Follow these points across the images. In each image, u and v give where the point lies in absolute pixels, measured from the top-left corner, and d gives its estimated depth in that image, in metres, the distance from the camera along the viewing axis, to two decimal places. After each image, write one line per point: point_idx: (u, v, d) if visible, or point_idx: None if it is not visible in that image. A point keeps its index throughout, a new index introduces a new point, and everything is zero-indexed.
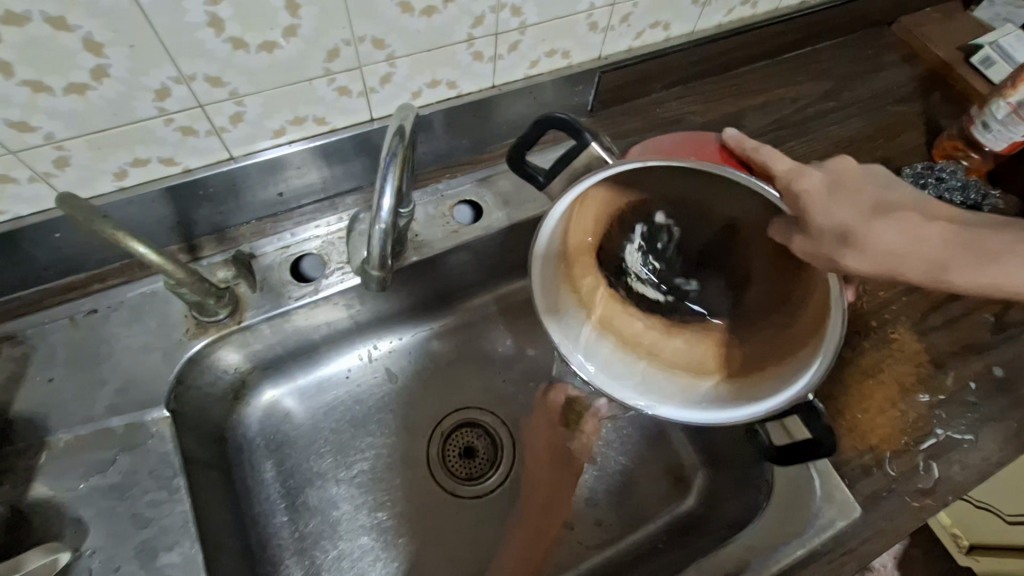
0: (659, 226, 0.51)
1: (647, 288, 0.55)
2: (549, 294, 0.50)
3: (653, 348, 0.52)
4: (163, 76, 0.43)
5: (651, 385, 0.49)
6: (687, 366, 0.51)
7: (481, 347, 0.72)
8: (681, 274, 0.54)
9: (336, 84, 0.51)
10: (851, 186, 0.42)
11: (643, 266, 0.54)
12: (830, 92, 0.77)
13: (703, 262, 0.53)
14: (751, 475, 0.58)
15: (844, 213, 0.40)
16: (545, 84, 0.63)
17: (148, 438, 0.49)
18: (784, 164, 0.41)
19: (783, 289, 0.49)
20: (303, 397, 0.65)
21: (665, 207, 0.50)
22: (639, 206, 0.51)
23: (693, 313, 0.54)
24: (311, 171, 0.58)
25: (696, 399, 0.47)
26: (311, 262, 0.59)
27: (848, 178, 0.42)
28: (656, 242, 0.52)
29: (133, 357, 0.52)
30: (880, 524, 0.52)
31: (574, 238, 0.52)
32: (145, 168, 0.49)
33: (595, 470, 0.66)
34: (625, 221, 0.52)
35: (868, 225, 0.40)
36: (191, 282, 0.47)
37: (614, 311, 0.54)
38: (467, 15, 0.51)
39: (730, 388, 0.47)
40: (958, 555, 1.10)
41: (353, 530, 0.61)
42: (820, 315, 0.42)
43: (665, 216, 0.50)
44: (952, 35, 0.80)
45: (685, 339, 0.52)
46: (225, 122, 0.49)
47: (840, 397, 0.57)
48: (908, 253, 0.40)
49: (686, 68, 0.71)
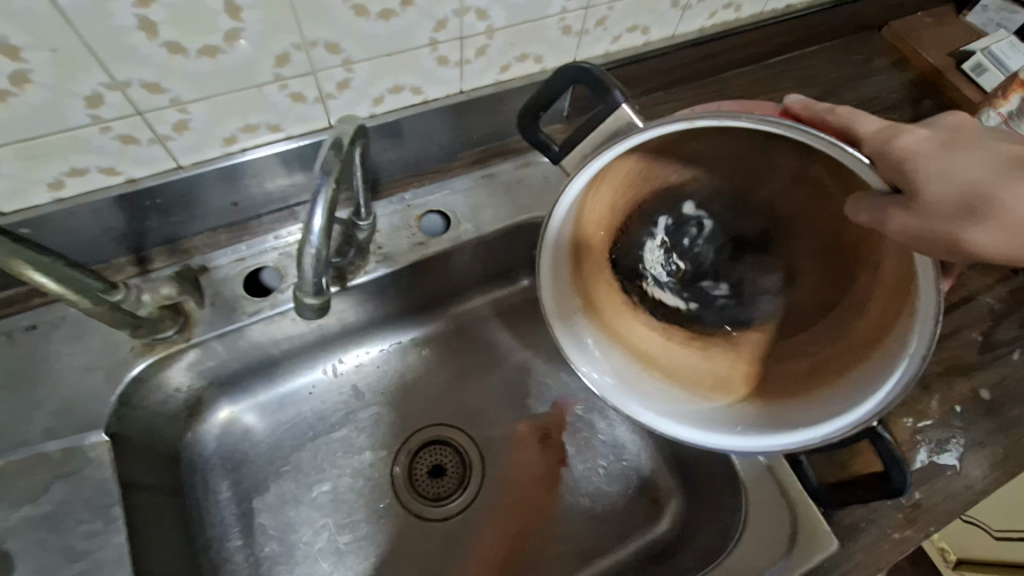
0: (689, 217, 0.52)
1: (668, 295, 0.54)
2: (565, 311, 0.47)
3: (668, 362, 0.49)
4: (93, 82, 0.40)
5: (671, 399, 0.46)
6: (710, 381, 0.48)
7: (484, 353, 0.70)
8: (705, 276, 0.54)
9: (289, 90, 0.48)
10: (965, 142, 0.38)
11: (664, 267, 0.54)
12: (817, 99, 0.74)
13: (733, 258, 0.53)
14: (727, 506, 0.56)
15: (967, 172, 0.36)
16: (516, 89, 0.60)
17: (86, 464, 0.46)
18: (871, 123, 0.40)
19: (830, 281, 0.48)
20: (262, 413, 0.63)
21: (696, 197, 0.52)
22: (670, 195, 0.51)
23: (723, 321, 0.52)
24: (269, 179, 0.55)
25: (730, 420, 0.43)
26: (267, 274, 0.56)
27: (967, 136, 0.39)
28: (683, 237, 0.53)
29: (74, 376, 0.49)
30: (857, 557, 0.49)
31: (590, 228, 0.49)
32: (83, 178, 0.46)
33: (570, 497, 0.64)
34: (652, 212, 0.52)
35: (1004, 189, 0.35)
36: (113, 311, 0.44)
37: (626, 320, 0.51)
38: (428, 19, 0.48)
39: (764, 408, 0.44)
40: None
41: (311, 555, 0.58)
42: (891, 308, 0.40)
43: (695, 207, 0.52)
44: (944, 41, 0.77)
45: (704, 354, 0.50)
46: (169, 130, 0.46)
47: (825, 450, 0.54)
48: None
49: (668, 73, 0.68)
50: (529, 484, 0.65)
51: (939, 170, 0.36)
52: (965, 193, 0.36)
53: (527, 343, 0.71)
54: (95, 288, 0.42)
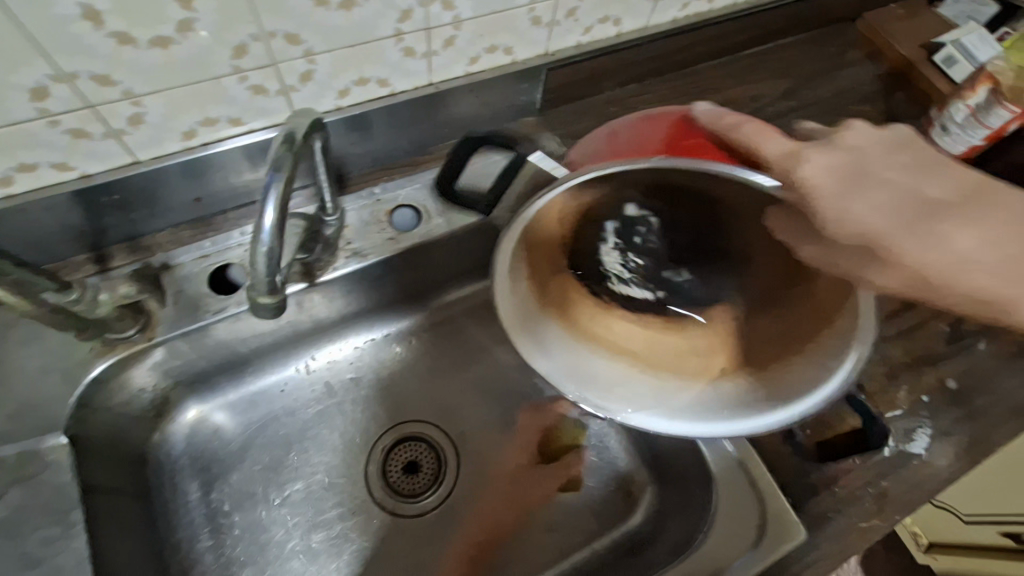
0: (634, 217, 0.46)
1: (634, 289, 0.49)
2: (533, 327, 0.49)
3: (645, 350, 0.50)
4: (38, 74, 0.38)
5: (649, 392, 0.48)
6: (687, 363, 0.48)
7: (464, 348, 0.69)
8: (668, 268, 0.48)
9: (248, 82, 0.47)
10: (871, 176, 0.40)
11: (624, 265, 0.48)
12: (791, 91, 0.74)
13: (692, 245, 0.47)
14: (700, 499, 0.56)
15: (873, 217, 0.39)
16: (486, 81, 0.59)
17: (44, 468, 0.45)
18: (774, 144, 0.39)
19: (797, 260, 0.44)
20: (232, 412, 0.62)
21: (638, 195, 0.45)
22: (610, 199, 0.45)
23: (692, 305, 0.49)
24: (233, 174, 0.54)
25: (705, 408, 0.46)
26: (234, 271, 0.55)
27: (868, 160, 0.41)
28: (634, 237, 0.47)
29: (31, 378, 0.48)
30: (825, 546, 0.50)
31: (546, 244, 0.49)
32: (34, 174, 0.45)
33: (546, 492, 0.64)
34: (597, 217, 0.46)
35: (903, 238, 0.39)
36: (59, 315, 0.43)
37: (598, 314, 0.50)
38: (391, 9, 0.47)
39: (736, 390, 0.46)
40: (917, 553, 1.09)
41: (283, 554, 0.58)
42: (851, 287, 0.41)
43: (639, 206, 0.45)
44: (917, 33, 0.77)
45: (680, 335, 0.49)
46: (123, 124, 0.45)
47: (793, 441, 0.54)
48: (956, 277, 0.39)
49: (641, 65, 0.68)
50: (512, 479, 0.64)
51: (846, 211, 0.39)
52: (871, 238, 0.39)
53: (502, 337, 0.70)
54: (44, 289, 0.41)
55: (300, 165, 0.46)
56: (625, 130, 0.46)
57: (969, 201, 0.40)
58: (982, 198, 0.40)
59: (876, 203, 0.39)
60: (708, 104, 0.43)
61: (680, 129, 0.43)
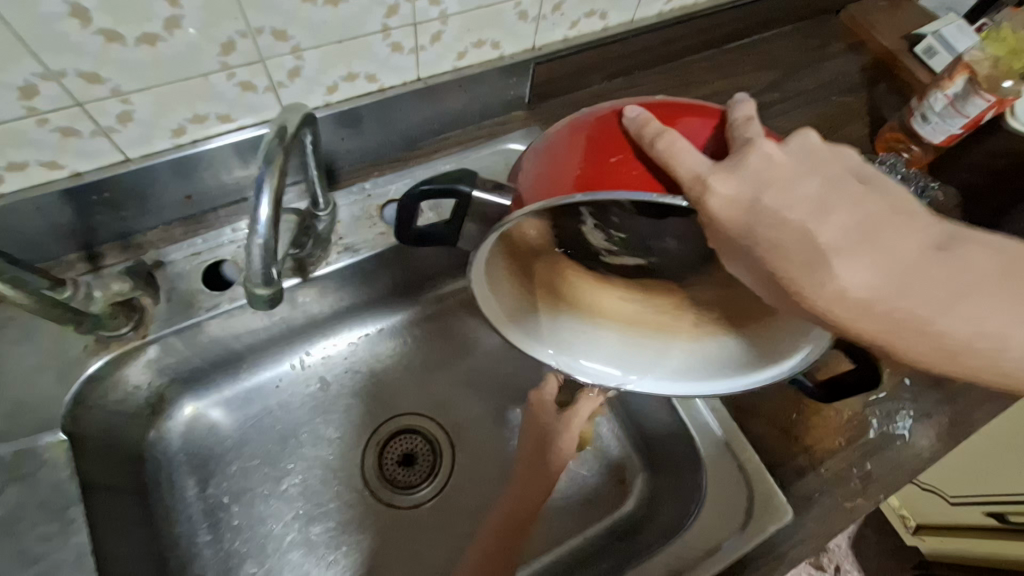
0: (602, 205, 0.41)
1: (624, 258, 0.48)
2: (519, 313, 0.48)
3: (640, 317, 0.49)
4: (26, 72, 0.39)
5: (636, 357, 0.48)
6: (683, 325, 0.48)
7: (457, 338, 0.70)
8: (651, 237, 0.44)
9: (237, 79, 0.47)
10: (773, 206, 0.33)
11: (608, 238, 0.46)
12: (775, 83, 0.75)
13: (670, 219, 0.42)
14: (691, 483, 0.57)
15: (789, 249, 0.33)
16: (474, 76, 0.60)
17: (40, 466, 0.45)
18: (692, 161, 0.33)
19: None
20: (227, 408, 0.62)
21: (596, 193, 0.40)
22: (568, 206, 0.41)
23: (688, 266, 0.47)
24: (223, 171, 0.54)
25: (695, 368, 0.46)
26: (227, 268, 0.55)
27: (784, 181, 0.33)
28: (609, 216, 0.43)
29: (25, 377, 0.48)
30: (811, 526, 0.51)
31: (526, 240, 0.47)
32: (23, 172, 0.45)
33: None
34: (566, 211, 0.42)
35: (808, 275, 0.33)
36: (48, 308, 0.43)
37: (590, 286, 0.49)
38: (378, 5, 0.47)
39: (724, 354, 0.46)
40: (905, 536, 1.11)
41: (282, 547, 0.58)
42: None
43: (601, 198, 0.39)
44: (898, 24, 0.78)
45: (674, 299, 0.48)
46: (113, 122, 0.45)
47: (779, 423, 0.56)
48: (854, 317, 0.34)
49: (628, 58, 0.69)
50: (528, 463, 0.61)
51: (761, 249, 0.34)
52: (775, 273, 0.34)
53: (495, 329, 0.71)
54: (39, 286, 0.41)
55: (290, 160, 0.46)
56: (548, 140, 0.40)
57: (873, 236, 0.33)
58: (883, 229, 0.33)
59: (792, 251, 0.33)
60: (642, 107, 0.37)
61: (602, 144, 0.37)
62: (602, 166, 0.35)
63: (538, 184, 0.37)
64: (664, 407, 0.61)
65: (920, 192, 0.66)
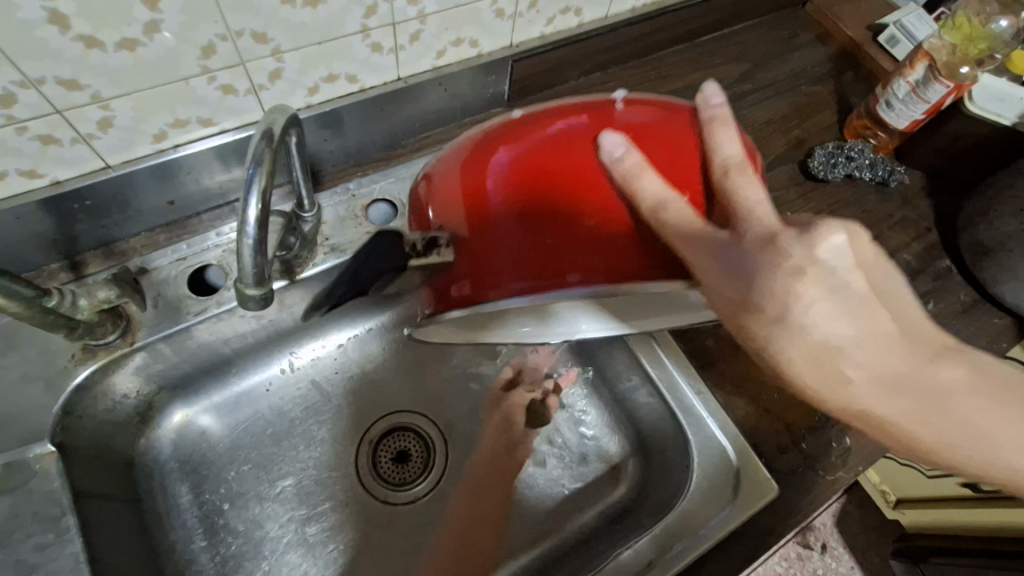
0: None
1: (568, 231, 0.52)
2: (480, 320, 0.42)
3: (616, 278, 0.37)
4: (4, 81, 0.38)
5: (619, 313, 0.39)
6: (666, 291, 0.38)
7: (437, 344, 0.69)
8: None
9: (217, 83, 0.47)
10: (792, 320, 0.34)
11: None
12: (747, 74, 0.77)
13: None
14: (679, 465, 0.59)
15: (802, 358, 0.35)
16: (453, 74, 0.60)
17: (32, 476, 0.46)
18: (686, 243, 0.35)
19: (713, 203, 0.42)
20: (218, 414, 0.62)
21: None
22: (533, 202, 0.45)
23: None
24: (206, 175, 0.54)
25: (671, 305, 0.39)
26: (213, 272, 0.55)
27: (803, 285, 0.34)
28: None
29: (12, 389, 0.48)
30: (794, 500, 0.53)
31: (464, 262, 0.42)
32: (3, 182, 0.45)
33: (538, 471, 0.66)
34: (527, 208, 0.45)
35: (830, 386, 0.35)
36: (32, 314, 0.42)
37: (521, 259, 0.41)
38: (357, 5, 0.48)
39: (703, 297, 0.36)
40: (886, 509, 1.14)
41: (279, 549, 0.59)
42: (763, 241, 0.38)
43: None
44: (862, 15, 0.81)
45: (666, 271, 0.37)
46: (93, 128, 0.45)
47: (759, 402, 0.58)
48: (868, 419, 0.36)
49: (604, 53, 0.70)
50: (498, 465, 0.66)
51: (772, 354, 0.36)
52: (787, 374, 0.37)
53: None
54: (25, 293, 0.41)
55: (274, 162, 0.46)
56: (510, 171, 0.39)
57: (890, 347, 0.34)
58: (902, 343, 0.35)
59: (805, 364, 0.35)
60: (619, 140, 0.37)
61: (579, 192, 0.37)
62: (587, 232, 0.37)
63: (520, 251, 0.38)
64: (649, 393, 0.62)
65: (888, 175, 0.69)
